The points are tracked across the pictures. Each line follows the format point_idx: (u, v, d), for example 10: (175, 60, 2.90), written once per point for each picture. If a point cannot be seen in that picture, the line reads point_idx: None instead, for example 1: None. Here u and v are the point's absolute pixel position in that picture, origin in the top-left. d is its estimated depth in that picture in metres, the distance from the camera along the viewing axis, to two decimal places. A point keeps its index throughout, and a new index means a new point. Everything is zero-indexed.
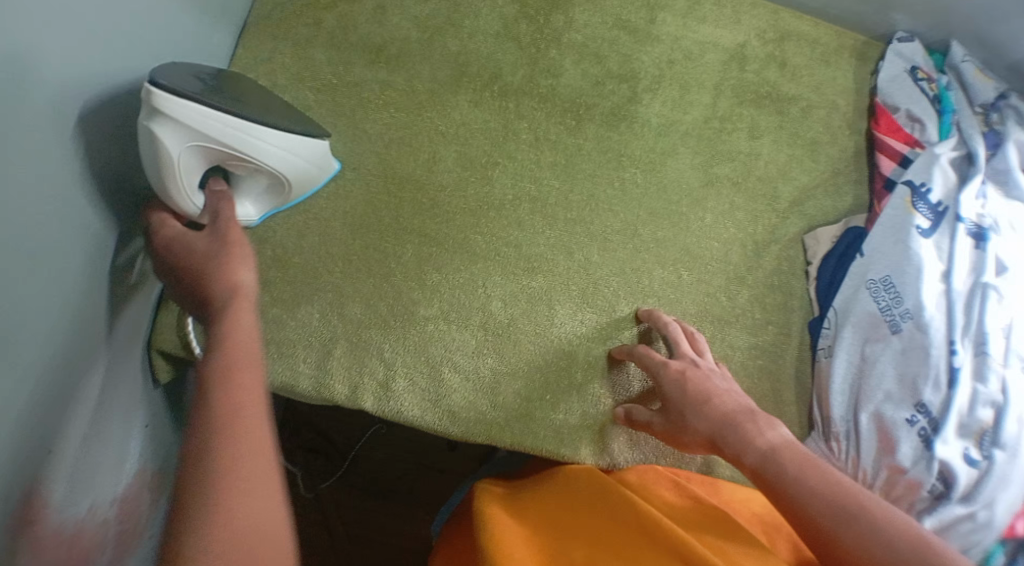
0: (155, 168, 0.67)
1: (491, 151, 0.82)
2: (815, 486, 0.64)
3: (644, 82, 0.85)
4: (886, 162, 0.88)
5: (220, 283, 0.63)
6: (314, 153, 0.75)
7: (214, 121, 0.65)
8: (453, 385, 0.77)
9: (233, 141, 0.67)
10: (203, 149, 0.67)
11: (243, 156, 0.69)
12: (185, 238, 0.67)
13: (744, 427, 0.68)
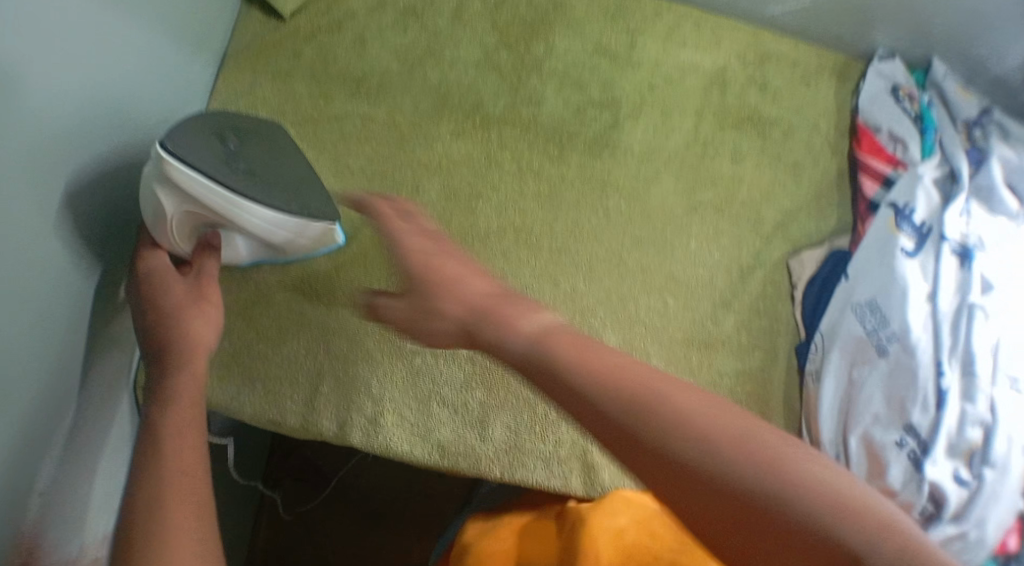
0: (153, 219, 0.72)
1: (473, 181, 0.81)
2: (681, 413, 0.47)
3: (625, 109, 0.85)
4: (869, 183, 0.88)
5: (187, 333, 0.68)
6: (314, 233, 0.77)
7: (211, 196, 0.68)
8: (441, 419, 0.78)
9: (227, 214, 0.70)
10: (199, 216, 0.71)
11: (239, 227, 0.72)
12: (158, 282, 0.72)
13: (504, 315, 0.57)
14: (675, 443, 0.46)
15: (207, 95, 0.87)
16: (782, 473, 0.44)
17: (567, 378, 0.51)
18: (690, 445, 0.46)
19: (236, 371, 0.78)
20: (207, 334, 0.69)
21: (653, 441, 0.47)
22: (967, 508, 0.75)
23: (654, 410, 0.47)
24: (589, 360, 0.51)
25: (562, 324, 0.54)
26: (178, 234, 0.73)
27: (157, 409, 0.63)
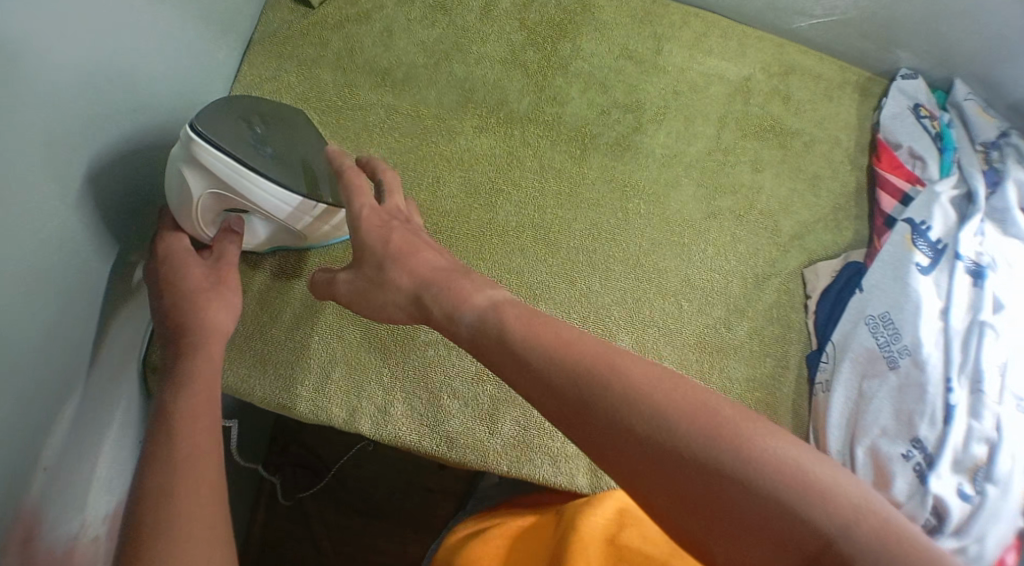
0: (180, 204, 0.72)
1: (495, 178, 0.82)
2: (630, 385, 0.53)
3: (649, 113, 0.86)
4: (886, 199, 0.88)
5: (204, 316, 0.69)
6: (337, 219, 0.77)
7: (241, 180, 0.69)
8: (451, 411, 0.79)
9: (255, 198, 0.70)
10: (224, 199, 0.71)
11: (265, 211, 0.72)
12: (178, 265, 0.72)
13: (459, 287, 0.62)
14: (624, 411, 0.52)
15: (232, 78, 0.87)
16: (725, 435, 0.50)
17: (524, 356, 0.56)
18: (639, 416, 0.51)
19: (248, 354, 0.78)
20: (223, 318, 0.70)
21: (607, 412, 0.52)
22: (968, 524, 0.75)
23: (608, 384, 0.53)
24: (545, 338, 0.56)
25: (517, 307, 0.60)
26: (203, 219, 0.73)
27: (172, 389, 0.64)
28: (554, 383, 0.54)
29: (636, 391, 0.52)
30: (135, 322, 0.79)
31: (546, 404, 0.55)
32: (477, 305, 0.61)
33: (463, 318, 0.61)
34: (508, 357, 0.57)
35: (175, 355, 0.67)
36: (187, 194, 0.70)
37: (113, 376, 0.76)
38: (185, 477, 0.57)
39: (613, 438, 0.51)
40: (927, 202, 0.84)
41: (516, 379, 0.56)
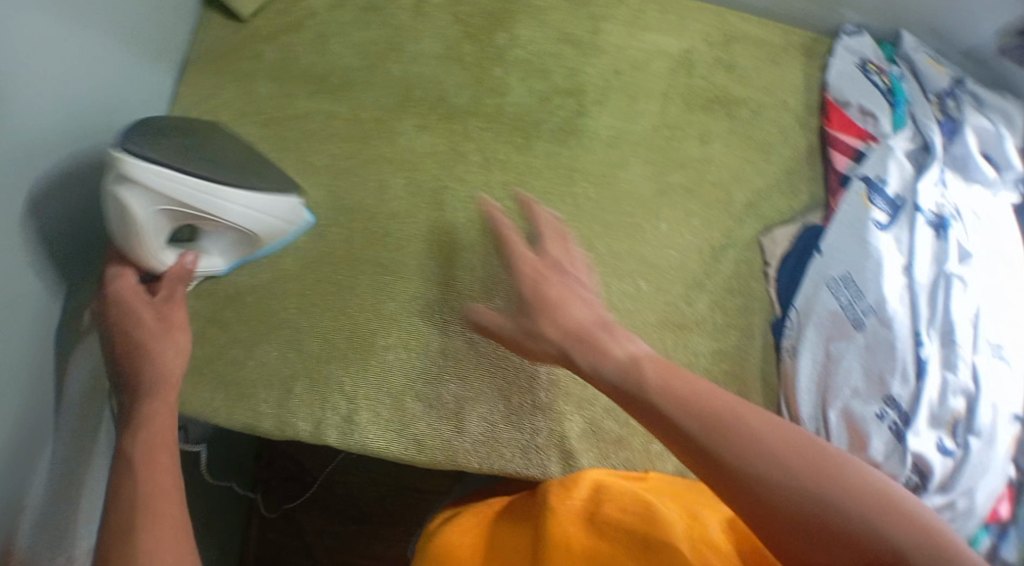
0: (127, 231, 0.70)
1: (440, 176, 0.81)
2: (752, 430, 0.60)
3: (591, 95, 0.84)
4: (839, 157, 0.87)
5: (157, 360, 0.69)
6: (283, 211, 0.76)
7: (182, 186, 0.68)
8: (416, 414, 0.78)
9: (199, 203, 0.70)
10: (172, 214, 0.70)
11: (211, 216, 0.72)
12: (132, 308, 0.72)
13: (597, 342, 0.68)
14: (733, 444, 0.59)
15: (168, 99, 0.86)
16: (819, 469, 0.58)
17: (659, 408, 0.62)
18: (758, 456, 0.58)
19: (209, 378, 0.79)
20: (174, 360, 0.69)
21: (736, 455, 0.58)
22: (952, 479, 0.76)
23: (731, 427, 0.60)
24: (681, 389, 0.62)
25: (657, 362, 0.65)
26: (154, 241, 0.72)
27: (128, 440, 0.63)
28: (684, 426, 0.61)
29: (761, 439, 0.59)
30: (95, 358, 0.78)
31: (670, 438, 0.61)
32: (630, 355, 0.66)
33: (612, 364, 0.66)
34: (649, 413, 0.63)
35: (131, 406, 0.66)
36: (133, 216, 0.68)
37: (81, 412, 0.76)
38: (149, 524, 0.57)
39: (734, 476, 0.58)
40: (880, 157, 0.83)
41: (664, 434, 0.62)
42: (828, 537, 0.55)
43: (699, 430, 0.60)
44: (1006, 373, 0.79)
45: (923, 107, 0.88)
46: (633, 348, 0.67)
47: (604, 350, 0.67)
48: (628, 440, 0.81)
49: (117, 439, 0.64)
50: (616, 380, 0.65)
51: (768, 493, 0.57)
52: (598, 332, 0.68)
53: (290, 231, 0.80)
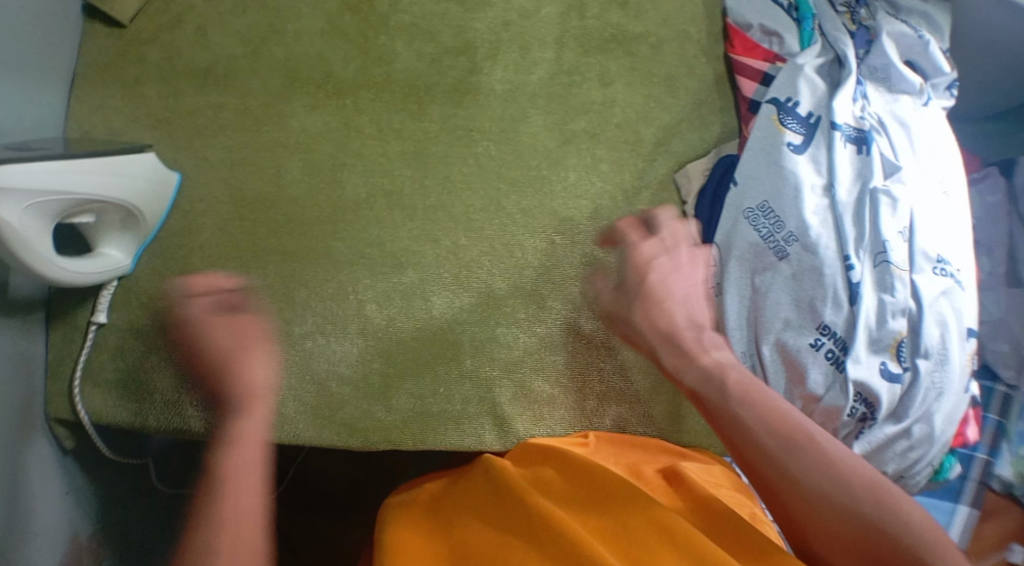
0: (15, 247, 0.66)
1: (336, 153, 0.79)
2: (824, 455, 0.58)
3: (481, 51, 0.82)
4: (748, 83, 0.84)
5: (252, 377, 0.72)
6: (146, 169, 0.76)
7: (40, 170, 0.65)
8: (342, 398, 0.76)
9: (64, 181, 0.67)
10: (44, 208, 0.67)
11: (80, 195, 0.69)
12: (247, 329, 0.73)
13: (686, 343, 0.66)
14: (805, 468, 0.57)
15: (64, 118, 0.82)
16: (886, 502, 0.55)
17: (743, 426, 0.60)
18: (825, 482, 0.57)
19: (134, 389, 0.78)
20: (259, 375, 0.73)
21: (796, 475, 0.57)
22: (902, 404, 0.74)
23: (800, 445, 0.58)
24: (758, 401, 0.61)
25: (740, 373, 0.64)
26: (45, 250, 0.68)
27: (236, 452, 0.67)
28: (757, 438, 0.60)
29: (839, 471, 0.57)
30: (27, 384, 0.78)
31: (744, 452, 0.60)
32: (710, 363, 0.65)
33: (696, 360, 0.65)
34: (724, 415, 0.62)
35: (245, 413, 0.71)
36: (12, 229, 0.64)
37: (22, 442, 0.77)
38: (232, 548, 0.62)
39: (799, 497, 0.57)
40: (789, 79, 0.80)
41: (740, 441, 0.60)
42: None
43: (772, 446, 0.59)
44: (949, 286, 0.76)
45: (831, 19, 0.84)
46: (721, 362, 0.64)
47: (692, 354, 0.65)
48: (560, 399, 0.78)
49: (217, 449, 0.69)
50: (690, 383, 0.65)
51: (829, 513, 0.56)
52: (684, 332, 0.67)
53: (166, 192, 0.78)
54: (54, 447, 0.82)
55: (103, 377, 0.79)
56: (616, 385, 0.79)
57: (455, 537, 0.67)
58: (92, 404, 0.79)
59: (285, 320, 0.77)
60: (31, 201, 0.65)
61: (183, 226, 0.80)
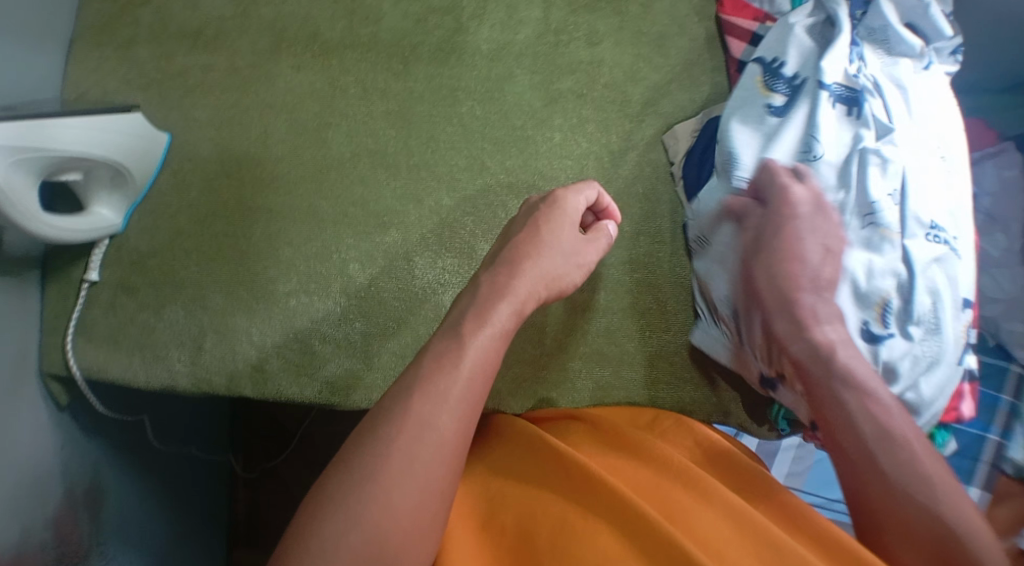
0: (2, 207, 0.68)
1: (321, 113, 0.80)
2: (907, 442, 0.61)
3: (468, 10, 0.81)
4: (736, 44, 0.82)
5: (558, 269, 0.69)
6: (132, 128, 0.76)
7: (16, 128, 0.67)
8: (325, 356, 0.77)
9: (43, 140, 0.68)
10: (28, 165, 0.68)
11: (62, 154, 0.70)
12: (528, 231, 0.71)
13: (800, 305, 0.69)
14: (881, 446, 0.61)
15: (62, 79, 0.83)
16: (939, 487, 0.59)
17: (856, 400, 0.63)
18: (905, 471, 0.59)
19: (125, 343, 0.79)
20: (576, 270, 0.71)
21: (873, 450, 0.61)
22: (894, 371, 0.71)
23: (884, 426, 0.61)
24: (857, 378, 0.64)
25: (850, 350, 0.66)
26: (27, 204, 0.69)
27: (469, 332, 0.62)
28: (857, 422, 0.62)
29: (916, 459, 0.60)
30: (23, 340, 0.80)
31: (838, 422, 0.63)
32: (822, 337, 0.67)
33: (799, 339, 0.67)
34: (831, 398, 0.64)
35: (485, 294, 0.65)
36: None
37: (16, 394, 0.79)
38: (453, 412, 0.58)
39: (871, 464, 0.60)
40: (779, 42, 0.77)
41: (828, 408, 0.64)
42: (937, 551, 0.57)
43: (866, 433, 0.61)
44: (944, 256, 0.73)
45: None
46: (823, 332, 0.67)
47: (802, 327, 0.68)
48: (542, 360, 0.78)
49: (463, 324, 0.63)
50: (796, 357, 0.67)
51: (906, 505, 0.58)
52: (798, 299, 0.69)
53: (153, 151, 0.79)
54: (49, 403, 0.85)
55: (95, 333, 0.80)
56: (602, 346, 0.79)
57: (493, 487, 0.68)
58: (83, 357, 0.80)
59: (265, 279, 0.78)
60: (13, 159, 0.67)
61: (172, 185, 0.81)
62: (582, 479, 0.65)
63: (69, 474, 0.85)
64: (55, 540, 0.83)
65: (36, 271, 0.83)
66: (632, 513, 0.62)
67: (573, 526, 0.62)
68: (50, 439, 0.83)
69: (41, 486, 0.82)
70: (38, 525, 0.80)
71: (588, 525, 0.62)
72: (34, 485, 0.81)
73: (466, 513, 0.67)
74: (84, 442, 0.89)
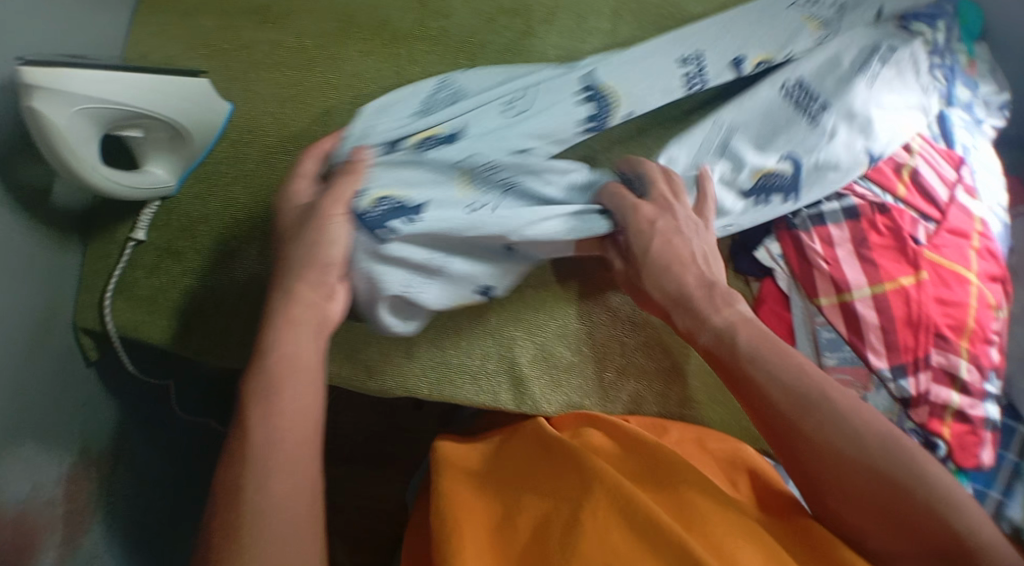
0: (61, 153, 0.69)
1: (386, 100, 0.80)
2: (839, 408, 0.63)
3: (539, 14, 0.83)
4: None
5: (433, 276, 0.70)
6: (201, 92, 0.76)
7: (83, 78, 0.68)
8: (367, 339, 0.79)
9: (108, 92, 0.69)
10: (92, 116, 0.69)
11: (127, 110, 0.71)
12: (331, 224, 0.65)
13: (699, 300, 0.70)
14: (818, 421, 0.63)
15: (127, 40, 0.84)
16: (889, 444, 0.62)
17: (774, 380, 0.64)
18: (840, 435, 0.62)
19: (165, 305, 0.81)
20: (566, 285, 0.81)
21: (811, 428, 0.62)
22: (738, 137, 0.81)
23: (815, 400, 0.63)
24: (771, 356, 0.65)
25: (754, 331, 0.67)
26: (86, 155, 0.70)
27: (335, 300, 0.67)
28: (777, 402, 0.64)
29: (850, 418, 0.63)
30: (58, 293, 0.81)
31: (764, 409, 0.64)
32: (724, 320, 0.68)
33: (710, 323, 0.68)
34: (748, 384, 0.65)
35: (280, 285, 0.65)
36: (54, 125, 0.67)
37: (48, 346, 0.80)
38: (294, 401, 0.61)
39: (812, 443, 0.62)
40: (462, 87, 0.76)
41: (749, 393, 0.65)
42: (895, 510, 0.61)
43: (791, 417, 0.63)
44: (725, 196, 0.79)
45: (753, 52, 0.82)
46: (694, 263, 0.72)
47: (703, 316, 0.69)
48: (579, 366, 0.80)
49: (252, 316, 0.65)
50: (706, 344, 0.68)
51: (858, 474, 0.61)
52: (696, 292, 0.70)
53: (220, 118, 0.79)
54: (78, 356, 0.85)
55: (136, 292, 0.81)
56: (639, 359, 0.81)
57: (509, 487, 0.72)
58: (121, 318, 0.81)
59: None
60: (77, 108, 0.68)
61: (228, 155, 0.81)
62: (607, 485, 0.67)
63: (86, 433, 0.86)
64: (64, 499, 0.83)
65: (80, 223, 0.83)
66: (656, 529, 0.63)
67: (580, 521, 0.65)
68: (74, 393, 0.84)
69: (58, 442, 0.82)
70: (50, 482, 0.81)
71: (612, 525, 0.64)
72: (52, 441, 0.81)
73: (483, 511, 0.70)
74: (104, 402, 0.89)
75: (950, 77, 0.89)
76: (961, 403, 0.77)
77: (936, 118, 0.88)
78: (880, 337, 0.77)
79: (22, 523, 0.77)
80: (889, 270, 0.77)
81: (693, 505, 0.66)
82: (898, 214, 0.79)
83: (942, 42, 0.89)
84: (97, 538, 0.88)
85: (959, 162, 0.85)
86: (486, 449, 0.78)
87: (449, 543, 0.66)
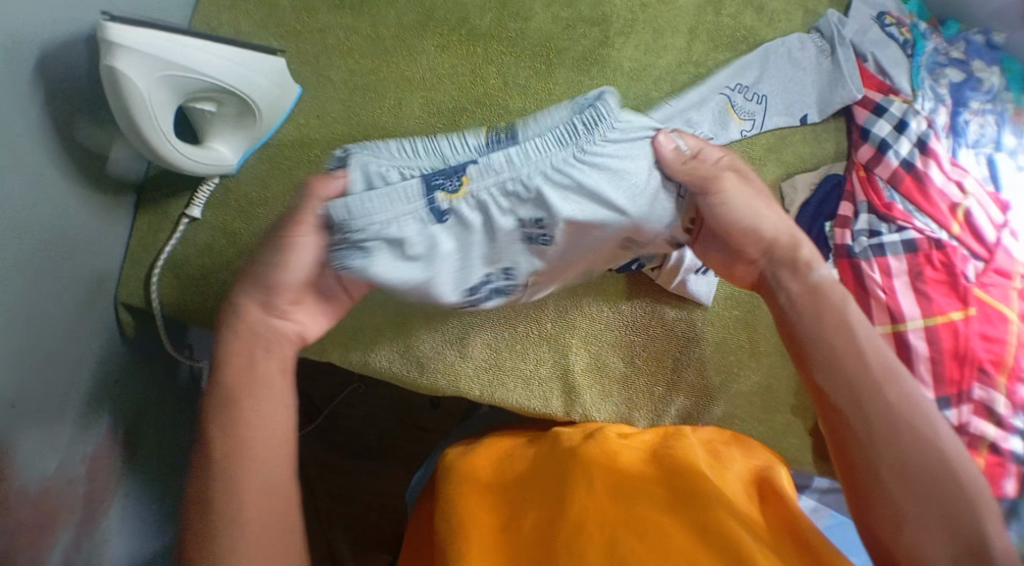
0: (132, 115, 0.67)
1: (458, 97, 0.83)
2: (919, 402, 0.59)
3: (615, 26, 0.87)
4: (860, 111, 0.89)
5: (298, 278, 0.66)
6: (274, 73, 0.75)
7: (167, 42, 0.66)
8: (421, 335, 0.79)
9: (190, 60, 0.67)
10: (172, 83, 0.68)
11: (204, 81, 0.69)
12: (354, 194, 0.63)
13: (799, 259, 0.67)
14: (902, 400, 0.59)
15: (198, 13, 0.83)
16: (962, 461, 0.57)
17: (853, 332, 0.62)
18: (909, 412, 0.59)
19: (213, 287, 0.79)
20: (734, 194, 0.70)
21: (891, 397, 0.59)
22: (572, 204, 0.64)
23: (902, 378, 0.60)
24: (849, 311, 0.63)
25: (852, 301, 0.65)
26: (160, 121, 0.68)
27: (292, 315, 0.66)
28: (866, 356, 0.61)
29: (929, 413, 0.59)
30: (103, 262, 0.77)
31: (842, 355, 0.61)
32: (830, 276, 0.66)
33: (803, 277, 0.66)
34: (828, 328, 0.63)
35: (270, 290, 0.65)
36: (133, 83, 0.65)
37: (90, 315, 0.76)
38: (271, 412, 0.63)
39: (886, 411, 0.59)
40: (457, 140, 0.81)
41: (831, 345, 0.62)
42: (950, 515, 0.55)
43: (875, 364, 0.61)
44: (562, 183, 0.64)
45: (737, 115, 0.86)
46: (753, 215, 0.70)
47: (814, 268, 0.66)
48: (631, 378, 0.80)
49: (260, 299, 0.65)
50: (803, 288, 0.65)
51: (917, 460, 0.57)
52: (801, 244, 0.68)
53: (287, 101, 0.79)
54: (115, 333, 0.81)
55: (186, 271, 0.79)
56: (685, 375, 0.81)
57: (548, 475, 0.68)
58: (167, 296, 0.79)
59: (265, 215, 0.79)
60: (158, 73, 0.66)
61: (293, 139, 0.81)
62: (628, 516, 0.62)
63: (112, 410, 0.82)
64: (87, 477, 0.79)
65: (131, 196, 0.80)
66: (669, 543, 0.59)
67: (582, 527, 0.61)
68: (108, 369, 0.80)
69: (85, 420, 0.77)
70: (74, 461, 0.76)
71: (626, 557, 0.58)
72: (79, 417, 0.76)
73: (487, 515, 0.67)
74: (132, 380, 0.85)
75: (1000, 123, 0.90)
76: (996, 435, 0.77)
77: (986, 161, 0.89)
78: (928, 368, 0.78)
79: (43, 500, 0.72)
80: (942, 304, 0.80)
81: (726, 529, 0.59)
82: (952, 250, 0.82)
83: (996, 88, 0.91)
84: (113, 521, 0.84)
85: (1006, 207, 0.86)
86: (506, 454, 0.74)
87: (451, 546, 0.63)
